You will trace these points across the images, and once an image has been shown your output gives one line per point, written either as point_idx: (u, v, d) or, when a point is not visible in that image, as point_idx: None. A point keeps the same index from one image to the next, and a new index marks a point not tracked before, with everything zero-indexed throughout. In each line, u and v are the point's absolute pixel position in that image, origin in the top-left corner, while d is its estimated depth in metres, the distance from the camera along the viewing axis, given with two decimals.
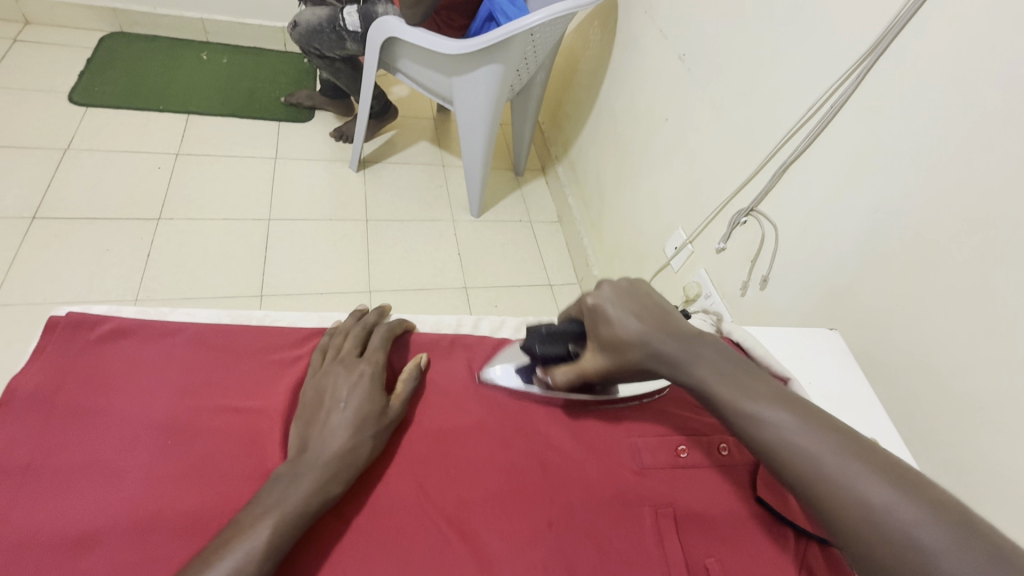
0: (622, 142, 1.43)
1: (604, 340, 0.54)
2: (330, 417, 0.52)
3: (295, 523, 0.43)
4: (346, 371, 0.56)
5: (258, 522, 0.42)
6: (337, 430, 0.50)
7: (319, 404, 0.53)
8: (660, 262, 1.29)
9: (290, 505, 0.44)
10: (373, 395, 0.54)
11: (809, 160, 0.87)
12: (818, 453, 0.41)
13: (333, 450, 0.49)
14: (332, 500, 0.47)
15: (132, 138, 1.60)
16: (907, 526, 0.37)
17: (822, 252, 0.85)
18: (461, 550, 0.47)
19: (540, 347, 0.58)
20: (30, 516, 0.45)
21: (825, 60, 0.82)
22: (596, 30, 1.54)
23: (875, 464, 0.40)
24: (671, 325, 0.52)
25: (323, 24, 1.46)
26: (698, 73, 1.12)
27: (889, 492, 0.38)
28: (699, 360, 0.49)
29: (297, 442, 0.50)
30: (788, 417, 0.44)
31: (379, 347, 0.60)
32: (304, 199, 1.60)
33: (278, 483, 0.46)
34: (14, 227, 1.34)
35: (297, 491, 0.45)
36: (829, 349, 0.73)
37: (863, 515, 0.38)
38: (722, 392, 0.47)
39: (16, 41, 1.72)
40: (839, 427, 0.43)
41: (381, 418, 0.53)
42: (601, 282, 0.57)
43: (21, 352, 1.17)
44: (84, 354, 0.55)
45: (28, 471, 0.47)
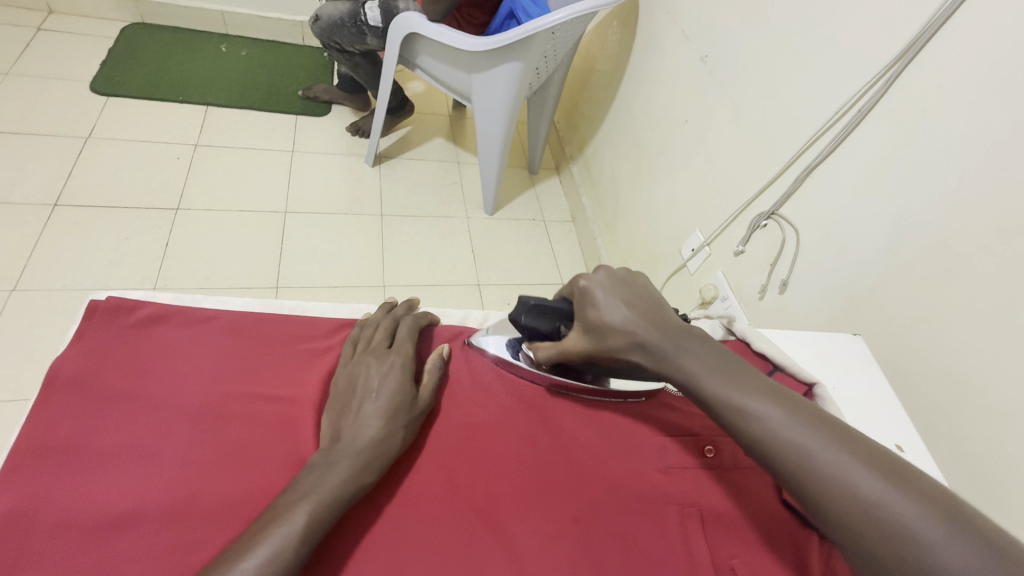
0: (640, 142, 1.43)
1: (589, 323, 0.55)
2: (363, 404, 0.52)
3: (332, 513, 0.44)
4: (379, 361, 0.57)
5: (296, 506, 0.43)
6: (370, 419, 0.51)
7: (350, 392, 0.54)
8: (675, 263, 1.29)
9: (326, 489, 0.44)
10: (405, 386, 0.55)
11: (833, 165, 0.86)
12: (808, 446, 0.42)
13: (365, 438, 0.49)
14: (365, 490, 0.47)
15: (152, 128, 1.61)
16: (901, 518, 0.37)
17: (845, 258, 0.85)
18: (481, 541, 0.47)
19: (526, 318, 0.60)
20: (70, 494, 0.46)
21: (853, 64, 0.82)
22: (615, 30, 1.54)
23: (866, 458, 0.41)
24: (662, 317, 0.53)
25: (344, 19, 1.46)
26: (719, 74, 1.11)
27: (879, 486, 0.39)
28: (684, 352, 0.50)
29: (329, 429, 0.51)
30: (778, 410, 0.44)
31: (408, 341, 0.61)
32: (320, 192, 1.61)
33: (315, 469, 0.46)
34: (36, 213, 1.35)
35: (331, 481, 0.45)
36: (851, 353, 0.73)
37: (856, 507, 0.39)
38: (703, 380, 0.48)
39: (39, 29, 1.74)
40: (831, 422, 0.44)
41: (412, 409, 0.54)
42: (597, 268, 0.58)
43: (39, 337, 1.18)
44: (123, 338, 0.56)
45: (70, 450, 0.48)
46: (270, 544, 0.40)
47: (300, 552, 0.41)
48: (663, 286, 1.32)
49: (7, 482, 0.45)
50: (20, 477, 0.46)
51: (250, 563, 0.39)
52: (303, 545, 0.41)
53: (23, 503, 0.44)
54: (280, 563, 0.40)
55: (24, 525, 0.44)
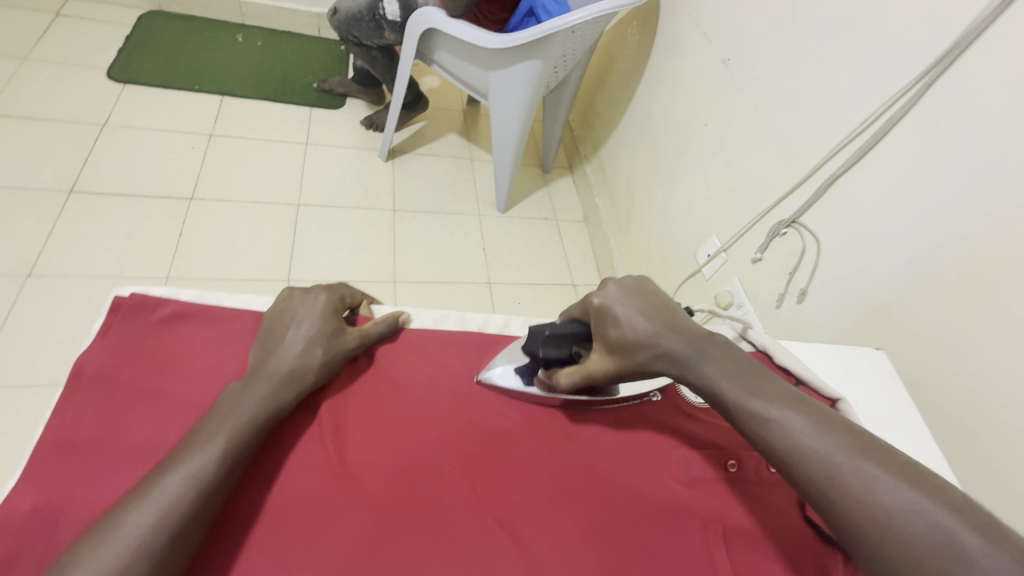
0: (656, 145, 1.41)
1: (611, 341, 0.53)
2: (285, 335, 0.54)
3: (248, 435, 0.45)
4: (301, 295, 0.59)
5: (213, 435, 0.44)
6: (295, 349, 0.53)
7: (272, 328, 0.56)
8: (690, 268, 1.28)
9: (245, 410, 0.47)
10: (327, 316, 0.57)
11: (857, 175, 0.85)
12: (832, 454, 0.42)
13: (285, 366, 0.52)
14: (285, 409, 0.50)
15: (168, 117, 1.61)
16: (933, 528, 0.38)
17: (867, 270, 0.84)
18: (505, 553, 0.47)
19: (544, 350, 0.56)
20: (97, 491, 0.46)
21: (882, 73, 0.80)
22: (635, 30, 1.52)
23: (892, 467, 0.41)
24: (680, 324, 0.53)
25: (363, 12, 1.45)
26: (741, 78, 1.10)
27: (910, 495, 0.39)
28: (707, 359, 0.50)
29: (259, 354, 0.53)
30: (796, 416, 0.45)
31: (334, 285, 0.63)
32: (333, 186, 1.61)
33: (231, 396, 0.48)
34: (52, 199, 1.36)
35: (251, 403, 0.48)
36: (873, 368, 0.72)
37: (887, 517, 0.39)
38: (730, 389, 0.48)
39: (58, 15, 1.74)
40: (853, 430, 0.44)
41: (339, 347, 0.56)
42: (607, 282, 0.56)
43: (53, 323, 1.19)
44: (147, 334, 0.56)
45: (96, 446, 0.48)
46: (197, 463, 0.42)
47: (223, 468, 0.43)
48: (677, 290, 1.31)
49: (36, 477, 0.45)
50: (46, 470, 0.46)
51: (175, 480, 0.41)
52: (228, 469, 0.43)
53: (49, 499, 0.44)
54: (199, 485, 0.41)
55: (52, 519, 0.44)
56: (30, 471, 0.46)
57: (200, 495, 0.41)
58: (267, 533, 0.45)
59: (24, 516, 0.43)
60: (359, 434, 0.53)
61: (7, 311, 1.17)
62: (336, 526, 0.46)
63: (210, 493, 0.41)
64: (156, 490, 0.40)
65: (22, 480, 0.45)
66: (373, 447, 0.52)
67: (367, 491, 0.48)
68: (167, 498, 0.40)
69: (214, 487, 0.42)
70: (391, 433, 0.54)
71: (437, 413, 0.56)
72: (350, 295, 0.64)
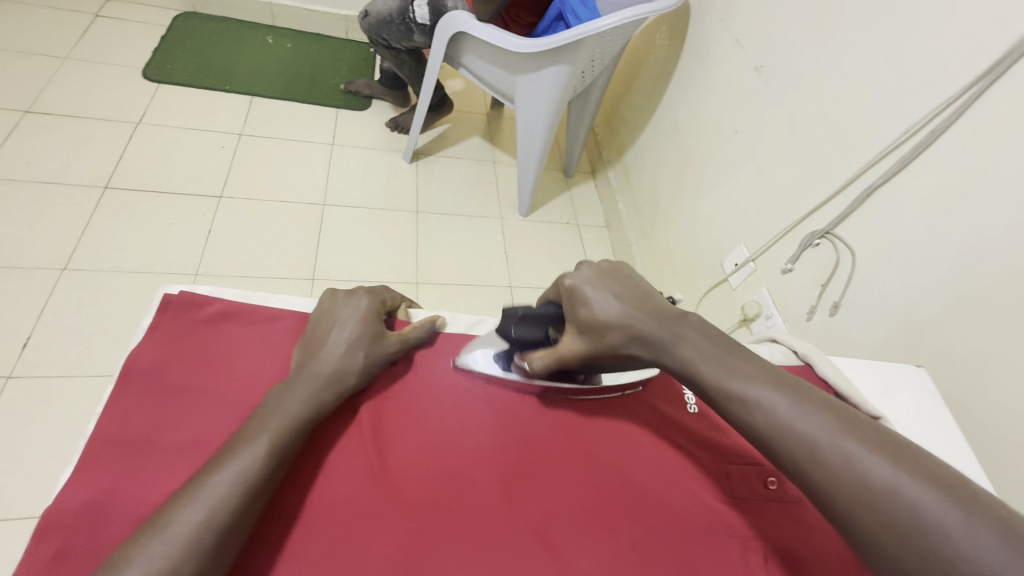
0: (683, 152, 1.40)
1: (582, 322, 0.54)
2: (327, 335, 0.55)
3: (291, 437, 0.46)
4: (344, 297, 0.59)
5: (258, 435, 0.45)
6: (337, 351, 0.54)
7: (314, 327, 0.57)
8: (716, 276, 1.26)
9: (289, 412, 0.47)
10: (369, 319, 0.58)
11: (897, 187, 0.83)
12: (814, 436, 0.42)
13: (327, 367, 0.52)
14: (326, 411, 0.50)
15: (200, 116, 1.64)
16: (914, 506, 0.37)
17: (905, 284, 0.81)
18: (529, 552, 0.47)
19: (516, 329, 0.57)
20: (144, 488, 0.46)
21: (926, 83, 0.78)
22: (663, 35, 1.51)
23: (872, 442, 0.41)
24: (654, 306, 0.53)
25: (393, 15, 1.46)
26: (773, 86, 1.08)
27: (890, 471, 0.39)
28: (683, 341, 0.50)
29: (302, 356, 0.54)
30: (778, 397, 0.44)
31: (375, 288, 0.64)
32: (358, 186, 1.62)
33: (275, 395, 0.49)
34: (88, 195, 1.40)
35: (293, 404, 0.48)
36: (915, 388, 0.70)
37: (869, 496, 0.38)
38: (706, 370, 0.47)
39: (97, 16, 1.79)
40: (831, 406, 0.44)
41: (378, 349, 0.56)
42: (581, 264, 0.57)
43: (86, 317, 1.21)
44: (193, 333, 0.57)
45: (144, 443, 0.49)
46: (242, 461, 0.43)
47: (267, 469, 0.43)
48: (701, 299, 1.30)
49: (85, 471, 0.46)
50: (96, 466, 0.47)
51: (223, 479, 0.41)
52: (271, 468, 0.44)
53: (99, 494, 0.45)
54: (246, 484, 0.42)
55: (101, 516, 0.44)
56: (82, 465, 0.47)
57: (246, 496, 0.41)
58: (307, 536, 0.46)
59: (76, 510, 0.44)
60: (398, 439, 0.54)
61: (43, 303, 1.21)
62: (375, 532, 0.46)
63: (254, 493, 0.42)
64: (206, 488, 0.41)
65: (73, 474, 0.46)
66: (409, 452, 0.52)
67: (404, 496, 0.49)
68: (215, 496, 0.40)
69: (258, 488, 0.42)
70: (427, 438, 0.54)
71: (471, 421, 0.56)
72: (390, 298, 0.64)
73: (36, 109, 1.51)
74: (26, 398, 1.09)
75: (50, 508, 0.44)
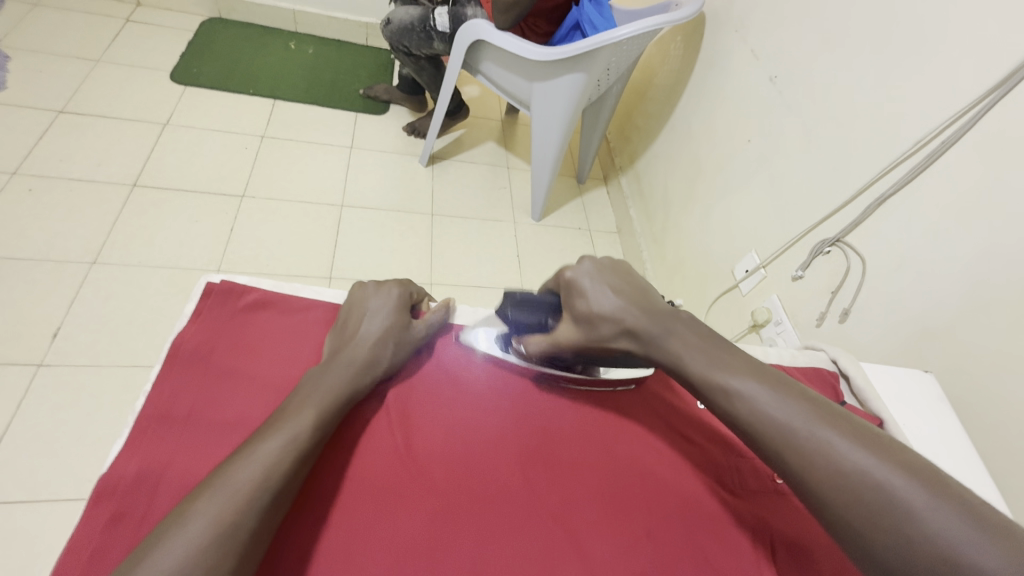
0: (696, 159, 1.42)
1: (578, 313, 0.58)
2: (361, 323, 0.59)
3: (330, 412, 0.50)
4: (374, 288, 0.63)
5: (300, 411, 0.49)
6: (367, 338, 0.58)
7: (348, 315, 0.60)
8: (726, 283, 1.28)
9: (326, 394, 0.51)
10: (399, 310, 0.61)
11: (909, 197, 0.85)
12: (794, 423, 0.44)
13: (363, 353, 0.56)
14: (360, 392, 0.55)
15: (224, 118, 1.70)
16: (884, 490, 0.39)
17: (916, 292, 0.83)
18: (529, 527, 0.51)
19: (513, 313, 0.62)
20: (190, 460, 0.50)
21: (941, 96, 0.80)
22: (678, 45, 1.53)
23: (846, 429, 0.43)
24: (648, 303, 0.56)
25: (414, 23, 1.50)
26: (787, 96, 1.10)
27: (865, 456, 0.41)
28: (673, 336, 0.52)
29: (336, 341, 0.58)
30: (761, 387, 0.47)
31: (403, 279, 0.67)
32: (375, 188, 1.66)
33: (315, 376, 0.53)
34: (118, 192, 1.45)
35: (333, 384, 0.52)
36: (923, 393, 0.72)
37: (842, 477, 0.41)
38: (693, 363, 0.50)
39: (128, 21, 1.85)
40: (810, 396, 0.46)
41: (403, 335, 0.60)
42: (582, 258, 0.60)
43: (113, 308, 1.26)
44: (234, 319, 0.61)
45: (190, 419, 0.53)
46: (288, 433, 0.47)
47: (312, 440, 0.47)
48: (712, 305, 1.31)
49: (138, 443, 0.50)
50: (147, 439, 0.51)
51: (273, 445, 0.45)
52: (312, 440, 0.47)
53: (150, 465, 0.49)
54: (293, 449, 0.46)
55: (151, 485, 0.48)
56: (134, 438, 0.50)
57: (295, 461, 0.45)
58: (341, 512, 0.49)
59: (130, 479, 0.48)
60: (422, 425, 0.57)
61: (73, 295, 1.25)
62: (404, 510, 0.49)
63: (300, 461, 0.46)
64: (256, 452, 0.44)
65: (125, 446, 0.50)
66: (434, 437, 0.56)
67: (429, 477, 0.52)
68: (266, 461, 0.44)
69: (303, 457, 0.46)
70: (449, 424, 0.57)
71: (490, 409, 0.60)
72: (415, 290, 0.68)
73: (70, 109, 1.57)
74: (56, 385, 1.13)
75: (107, 475, 0.48)
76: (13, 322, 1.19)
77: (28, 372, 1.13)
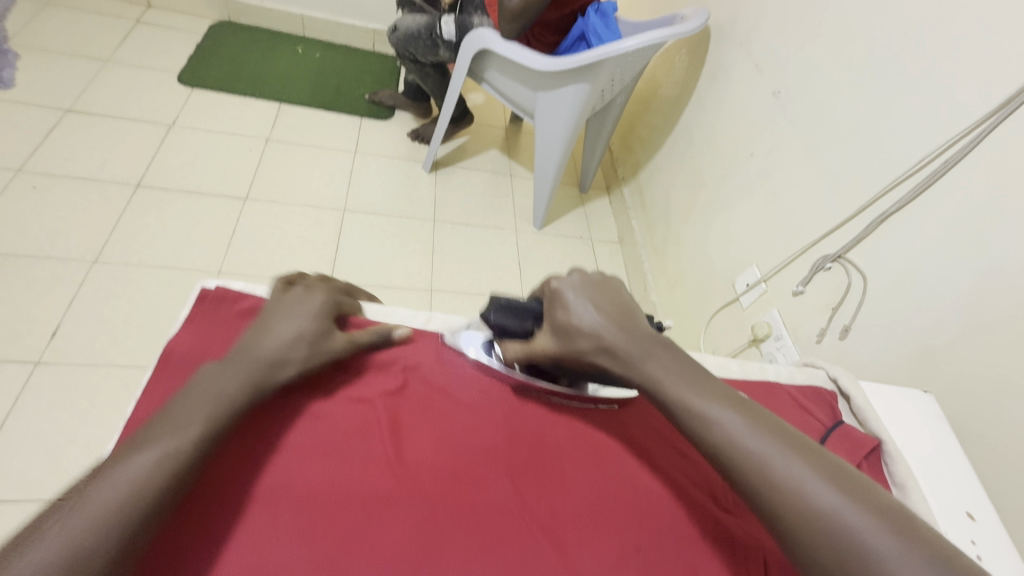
0: (698, 172, 1.42)
1: (557, 324, 0.57)
2: (277, 324, 0.56)
3: (219, 427, 0.47)
4: (303, 294, 0.61)
5: (184, 425, 0.46)
6: (279, 338, 0.55)
7: (266, 317, 0.57)
8: (727, 296, 1.27)
9: (218, 394, 0.49)
10: (320, 316, 0.58)
11: (912, 214, 0.84)
12: (768, 455, 0.44)
13: (268, 354, 0.53)
14: (255, 397, 0.51)
15: (230, 120, 1.71)
16: (854, 530, 0.39)
17: (918, 311, 0.82)
18: (512, 542, 0.50)
19: (496, 316, 0.62)
20: None
21: (944, 117, 0.80)
22: (682, 58, 1.54)
23: (822, 468, 0.43)
24: (632, 324, 0.55)
25: (421, 31, 1.51)
26: (791, 110, 1.10)
27: (836, 496, 0.41)
28: (651, 359, 0.52)
29: (244, 339, 0.55)
30: (740, 418, 0.46)
31: (338, 292, 0.65)
32: (377, 193, 1.66)
33: (211, 373, 0.50)
34: (121, 192, 1.45)
35: (226, 387, 0.49)
36: (924, 415, 0.71)
37: (814, 518, 0.40)
38: (670, 386, 0.50)
39: (138, 22, 1.87)
40: (788, 433, 0.46)
41: (321, 338, 0.57)
42: (572, 271, 0.60)
43: (113, 307, 1.26)
44: (228, 324, 0.61)
45: None
46: (168, 444, 0.44)
47: (193, 454, 0.45)
48: (712, 318, 1.30)
49: None
50: None
51: (145, 459, 0.43)
52: (192, 452, 0.45)
53: None
54: (168, 465, 0.43)
55: None
56: None
57: (166, 477, 0.43)
58: (332, 524, 0.48)
59: None
60: (414, 437, 0.57)
61: (73, 294, 1.25)
62: (394, 524, 0.49)
63: (179, 477, 0.43)
64: (126, 467, 0.42)
65: None
66: (428, 449, 0.56)
67: (421, 490, 0.52)
68: (134, 477, 0.42)
69: (183, 471, 0.44)
70: (444, 436, 0.57)
71: (484, 421, 0.59)
72: (350, 304, 0.65)
73: (77, 108, 1.58)
74: (52, 384, 1.13)
75: None
76: (12, 319, 1.19)
77: (26, 370, 1.13)
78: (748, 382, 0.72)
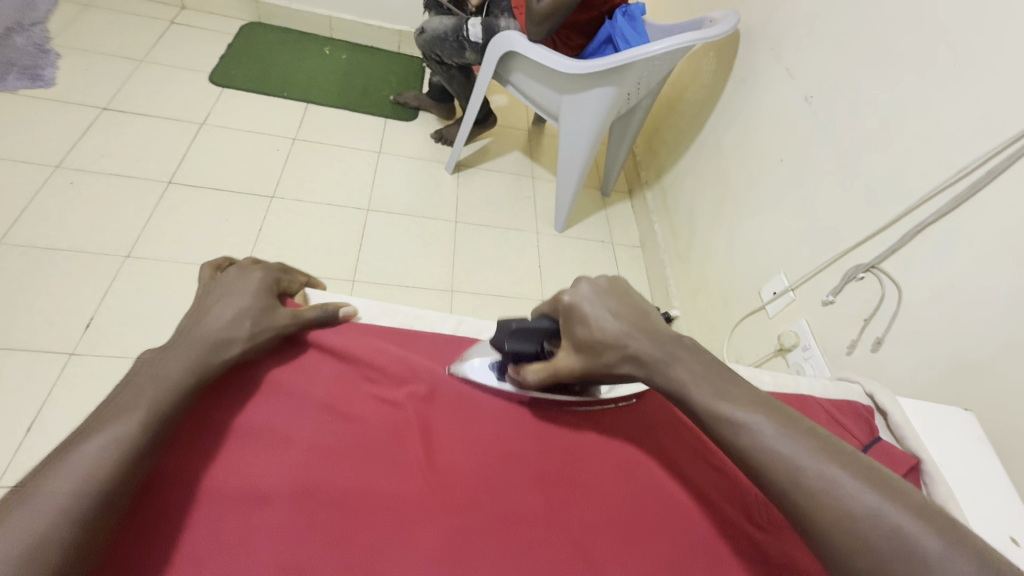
0: (725, 177, 1.40)
1: (580, 341, 0.55)
2: (214, 308, 0.57)
3: (165, 409, 0.48)
4: (235, 274, 0.61)
5: (123, 414, 0.46)
6: (220, 319, 0.56)
7: (203, 301, 0.58)
8: (753, 304, 1.25)
9: (161, 379, 0.50)
10: (259, 293, 0.59)
11: (953, 225, 0.81)
12: (800, 460, 0.43)
13: (212, 334, 0.54)
14: (200, 378, 0.52)
15: (258, 120, 1.74)
16: (897, 532, 0.38)
17: (956, 325, 0.80)
18: (547, 550, 0.50)
19: (509, 343, 0.58)
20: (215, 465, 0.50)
21: (989, 125, 0.77)
22: (710, 61, 1.52)
23: (855, 469, 0.42)
24: (651, 327, 0.54)
25: (448, 33, 1.52)
26: (824, 116, 1.07)
27: (874, 497, 0.40)
28: (674, 362, 0.51)
29: (183, 326, 0.55)
30: (768, 421, 0.45)
31: (271, 267, 0.65)
32: (400, 194, 1.68)
33: (146, 365, 0.51)
34: (153, 189, 1.49)
35: (171, 369, 0.51)
36: (963, 432, 0.69)
37: (852, 523, 0.39)
38: (696, 392, 0.49)
39: (172, 23, 1.92)
40: (819, 435, 0.45)
41: (264, 314, 0.58)
42: (580, 280, 0.59)
43: (144, 301, 1.29)
44: None
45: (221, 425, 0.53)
46: (117, 430, 0.45)
47: (143, 438, 0.45)
48: (736, 326, 1.28)
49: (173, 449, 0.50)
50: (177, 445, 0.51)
51: (91, 449, 0.43)
52: (145, 434, 0.46)
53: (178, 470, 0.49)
54: (120, 449, 0.44)
55: (177, 490, 0.48)
56: None
57: (118, 462, 0.43)
58: (363, 526, 0.49)
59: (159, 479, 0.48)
60: (444, 443, 0.57)
61: (106, 288, 1.29)
62: (425, 528, 0.49)
63: (131, 460, 0.44)
64: (74, 458, 0.42)
65: None
66: (456, 455, 0.56)
67: (450, 496, 0.52)
68: (85, 464, 0.42)
69: (134, 456, 0.44)
70: (472, 443, 0.57)
71: (512, 429, 0.59)
72: (286, 280, 0.66)
73: (112, 107, 1.63)
74: (85, 375, 1.16)
75: None
76: (48, 312, 1.22)
77: (60, 362, 1.16)
78: (778, 394, 0.71)
